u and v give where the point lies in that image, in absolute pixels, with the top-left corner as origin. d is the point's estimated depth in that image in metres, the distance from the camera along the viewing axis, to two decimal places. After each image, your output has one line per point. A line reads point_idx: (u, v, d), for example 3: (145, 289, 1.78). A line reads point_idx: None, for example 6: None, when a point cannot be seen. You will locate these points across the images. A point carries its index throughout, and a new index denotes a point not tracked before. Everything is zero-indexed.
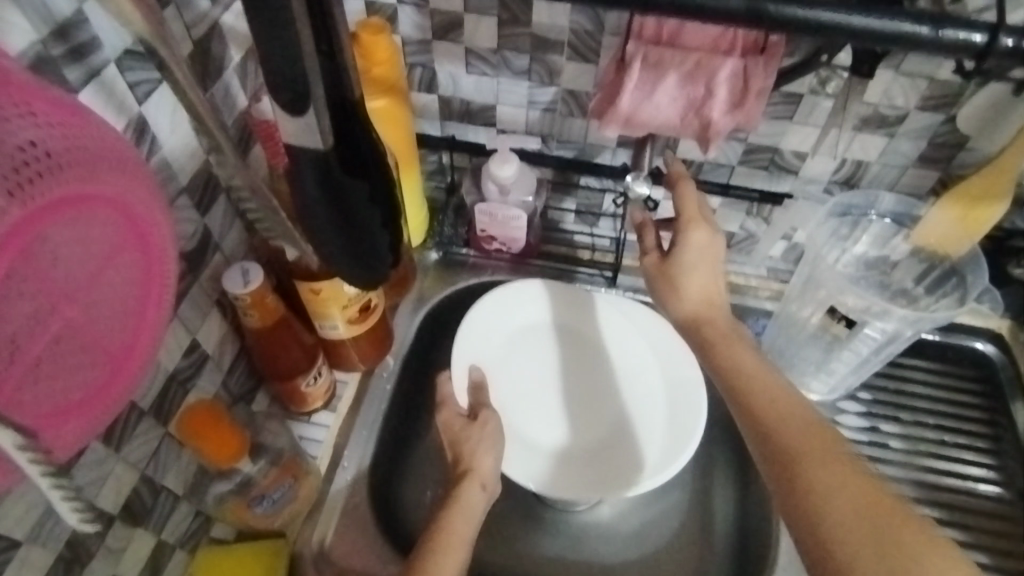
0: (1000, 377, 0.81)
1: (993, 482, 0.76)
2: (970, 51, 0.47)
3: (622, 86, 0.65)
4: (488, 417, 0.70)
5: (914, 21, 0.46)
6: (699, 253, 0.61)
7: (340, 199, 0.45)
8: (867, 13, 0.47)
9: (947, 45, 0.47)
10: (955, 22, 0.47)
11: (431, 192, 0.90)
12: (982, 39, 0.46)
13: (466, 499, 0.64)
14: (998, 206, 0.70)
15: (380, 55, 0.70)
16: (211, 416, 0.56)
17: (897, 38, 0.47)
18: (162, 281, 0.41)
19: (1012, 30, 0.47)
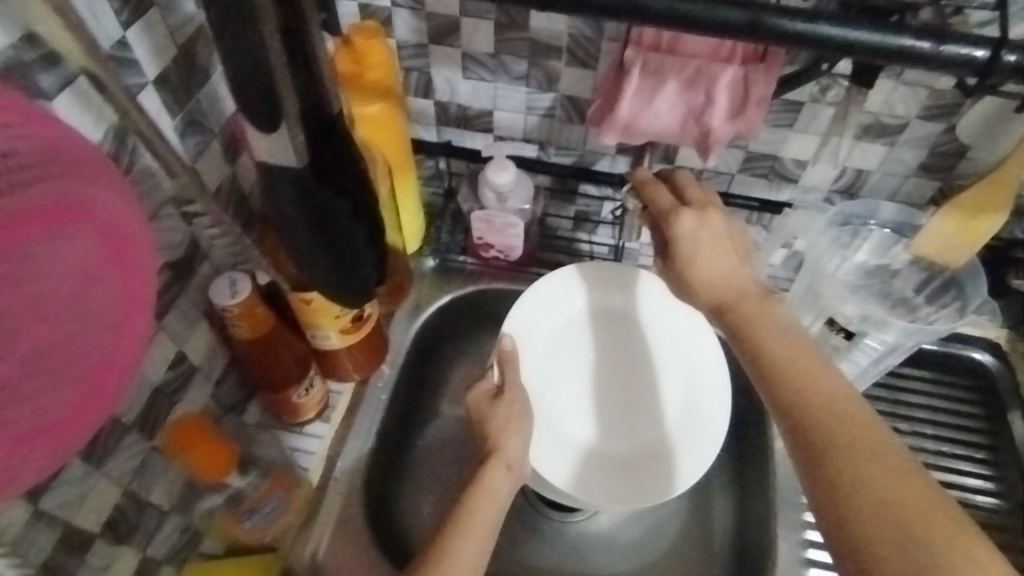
0: (998, 387, 0.81)
1: (992, 493, 0.75)
2: (972, 66, 0.47)
3: (621, 92, 0.64)
4: (516, 396, 0.71)
5: (916, 36, 0.46)
6: (714, 234, 0.57)
7: (326, 223, 0.49)
8: (865, 28, 0.46)
9: (946, 61, 0.47)
10: (955, 38, 0.46)
11: (429, 197, 0.88)
12: (985, 55, 0.46)
13: (491, 482, 0.65)
14: (995, 217, 0.69)
15: (374, 60, 0.68)
16: (197, 428, 0.57)
17: (897, 53, 0.46)
18: (146, 302, 0.38)
19: (1015, 46, 0.46)
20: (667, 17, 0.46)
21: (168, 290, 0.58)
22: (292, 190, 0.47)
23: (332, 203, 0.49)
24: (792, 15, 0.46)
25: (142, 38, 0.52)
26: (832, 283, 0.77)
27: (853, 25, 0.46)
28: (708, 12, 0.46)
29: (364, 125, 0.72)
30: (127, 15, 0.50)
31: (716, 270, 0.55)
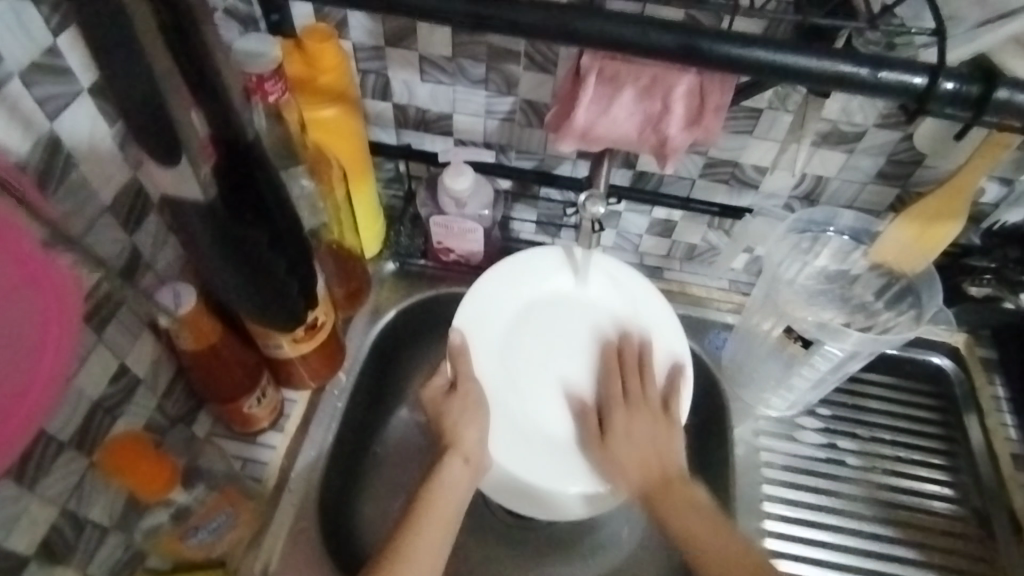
0: (955, 392, 0.81)
1: (948, 499, 0.76)
2: (911, 94, 0.47)
3: (577, 99, 0.63)
4: (470, 388, 0.71)
5: (852, 62, 0.46)
6: (643, 419, 0.69)
7: (251, 258, 0.56)
8: (801, 53, 0.47)
9: (884, 87, 0.47)
10: (893, 65, 0.46)
11: (388, 200, 0.87)
12: (922, 82, 0.46)
13: (444, 475, 0.66)
14: (953, 224, 0.69)
15: (326, 63, 0.67)
16: (135, 448, 0.56)
17: (838, 79, 0.47)
18: (63, 322, 0.39)
19: (950, 73, 0.46)
20: (603, 39, 0.47)
21: (106, 303, 0.57)
22: (201, 221, 0.53)
23: (248, 235, 0.55)
24: (727, 39, 0.46)
25: (73, 47, 0.51)
26: (786, 287, 0.77)
27: (794, 51, 0.47)
28: (645, 35, 0.46)
29: (318, 128, 0.70)
30: (57, 19, 0.49)
31: (630, 457, 0.68)
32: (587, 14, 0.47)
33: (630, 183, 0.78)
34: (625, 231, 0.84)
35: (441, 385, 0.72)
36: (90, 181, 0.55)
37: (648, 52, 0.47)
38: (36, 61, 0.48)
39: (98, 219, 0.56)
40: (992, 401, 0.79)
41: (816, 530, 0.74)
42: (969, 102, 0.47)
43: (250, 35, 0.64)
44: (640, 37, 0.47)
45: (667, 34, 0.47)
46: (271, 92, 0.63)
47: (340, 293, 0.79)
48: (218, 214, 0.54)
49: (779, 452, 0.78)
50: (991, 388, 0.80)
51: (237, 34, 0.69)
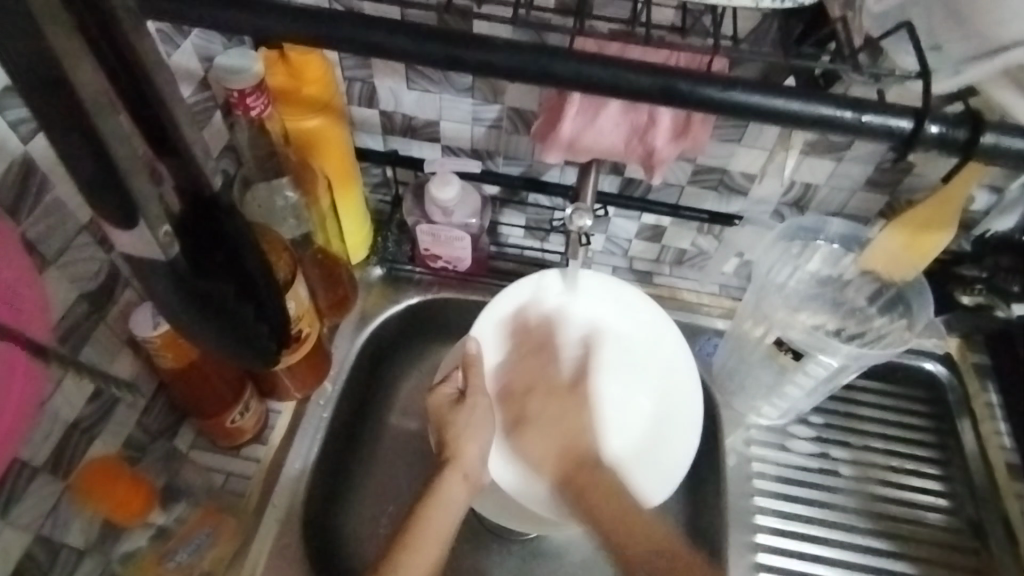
0: (949, 398, 0.80)
1: (942, 509, 0.75)
2: (898, 137, 0.47)
3: (562, 112, 0.63)
4: (478, 396, 0.68)
5: (833, 105, 0.46)
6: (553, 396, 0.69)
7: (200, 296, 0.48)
8: (783, 96, 0.46)
9: (872, 130, 0.47)
10: (878, 109, 0.46)
11: (375, 204, 0.86)
12: (909, 126, 0.46)
13: (444, 489, 0.64)
14: (943, 234, 0.68)
15: (311, 74, 0.67)
16: (109, 471, 0.61)
17: (818, 121, 0.47)
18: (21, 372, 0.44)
19: (938, 116, 0.46)
20: (578, 81, 0.47)
21: (84, 323, 0.59)
22: (173, 286, 0.47)
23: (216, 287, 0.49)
24: (706, 83, 0.46)
25: None
26: (776, 294, 0.76)
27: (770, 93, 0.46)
28: (621, 77, 0.46)
29: (302, 139, 0.70)
30: None
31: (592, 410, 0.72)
32: (554, 53, 0.47)
33: (618, 189, 0.77)
34: (615, 237, 0.82)
35: (448, 392, 0.69)
36: (66, 201, 0.55)
37: (626, 94, 0.46)
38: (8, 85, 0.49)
39: (76, 238, 0.56)
40: (986, 409, 0.78)
41: (808, 543, 0.73)
42: (958, 146, 0.47)
43: (232, 52, 0.65)
44: (615, 78, 0.46)
45: (644, 76, 0.46)
46: (253, 108, 0.63)
47: (325, 301, 0.78)
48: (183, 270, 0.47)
49: (771, 462, 0.77)
50: (985, 394, 0.78)
51: (219, 45, 0.67)
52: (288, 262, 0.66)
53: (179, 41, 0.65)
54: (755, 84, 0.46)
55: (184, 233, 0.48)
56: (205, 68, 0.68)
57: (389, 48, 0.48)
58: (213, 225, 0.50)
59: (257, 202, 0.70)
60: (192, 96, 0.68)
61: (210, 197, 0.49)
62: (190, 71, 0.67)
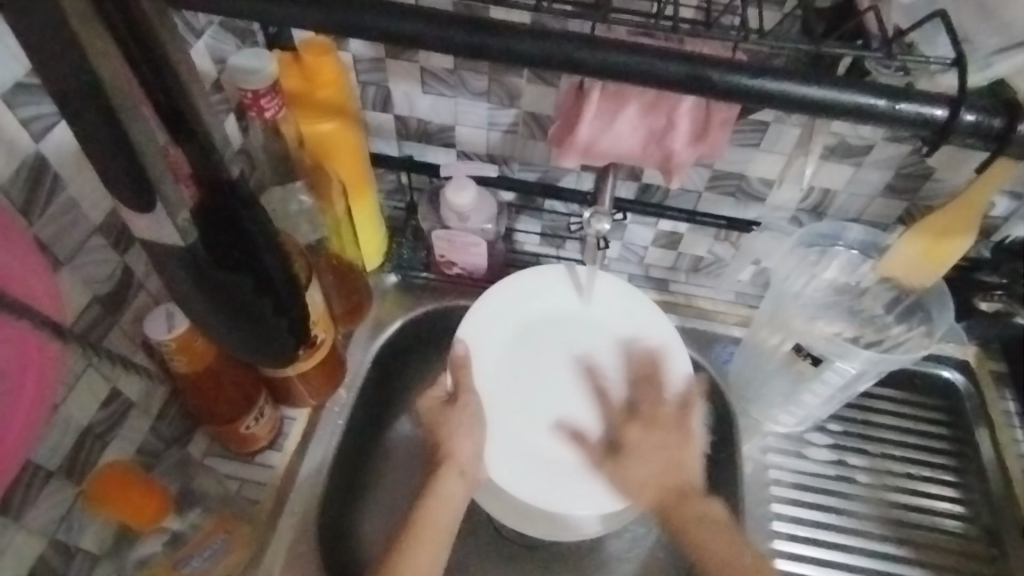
0: (966, 407, 0.79)
1: (959, 516, 0.75)
2: (933, 127, 0.46)
3: (580, 115, 0.62)
4: (468, 401, 0.67)
5: (869, 93, 0.45)
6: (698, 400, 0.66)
7: (224, 293, 0.48)
8: (822, 85, 0.45)
9: (906, 119, 0.45)
10: (915, 96, 0.45)
11: (390, 211, 0.86)
12: (944, 115, 0.45)
13: (442, 492, 0.61)
14: (962, 240, 0.67)
15: (325, 77, 0.66)
16: (124, 479, 0.58)
17: (851, 111, 0.45)
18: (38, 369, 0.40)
19: (974, 103, 0.45)
20: (607, 69, 0.46)
21: (98, 325, 0.58)
22: (187, 274, 0.46)
23: (234, 279, 0.49)
24: (740, 70, 0.45)
25: None
26: (793, 302, 0.75)
27: (808, 81, 0.45)
28: (650, 65, 0.45)
29: (316, 142, 0.69)
30: None
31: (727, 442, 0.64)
32: (591, 43, 0.45)
33: (635, 196, 0.76)
34: (631, 243, 0.82)
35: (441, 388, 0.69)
36: (80, 201, 0.54)
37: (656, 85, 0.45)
38: (21, 79, 0.47)
39: (88, 240, 0.56)
40: (1002, 416, 0.78)
41: (827, 550, 0.72)
42: (994, 135, 0.46)
43: (246, 51, 0.64)
44: (642, 65, 0.45)
45: (673, 63, 0.45)
46: (267, 108, 0.63)
47: (340, 308, 0.78)
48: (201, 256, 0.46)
49: (788, 469, 0.77)
50: (1002, 402, 0.78)
51: (234, 45, 0.68)
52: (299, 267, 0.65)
53: (194, 40, 0.64)
54: (789, 72, 0.45)
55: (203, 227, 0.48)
56: (218, 70, 0.67)
57: (413, 37, 0.46)
58: (233, 224, 0.50)
59: (269, 203, 0.69)
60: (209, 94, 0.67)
61: (228, 182, 0.49)
62: (204, 72, 0.66)
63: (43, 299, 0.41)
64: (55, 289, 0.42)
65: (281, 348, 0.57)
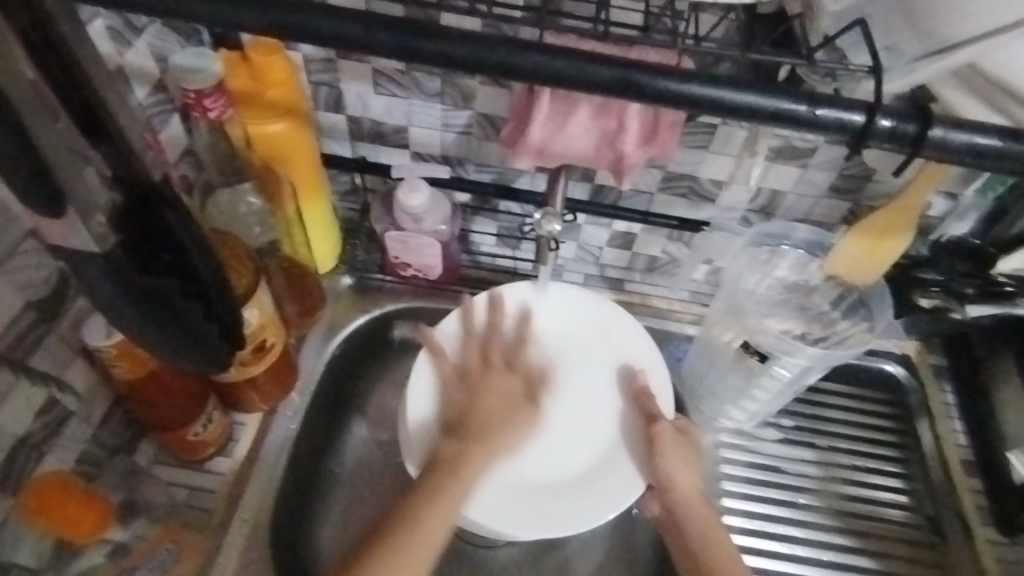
0: (909, 400, 0.82)
1: (902, 506, 0.77)
2: (850, 132, 0.45)
3: (532, 117, 0.62)
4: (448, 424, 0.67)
5: (790, 99, 0.45)
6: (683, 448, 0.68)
7: (148, 295, 0.48)
8: (747, 90, 0.45)
9: (827, 124, 0.45)
10: (833, 103, 0.45)
11: (344, 213, 0.84)
12: (861, 120, 0.45)
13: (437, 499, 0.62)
14: (901, 239, 0.70)
15: (275, 77, 0.64)
16: (60, 487, 0.56)
17: (776, 117, 0.45)
18: None
19: (889, 110, 0.45)
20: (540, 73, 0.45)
21: (33, 332, 0.56)
22: (107, 275, 0.45)
23: (158, 283, 0.48)
24: (666, 76, 0.44)
25: None
26: (746, 299, 0.76)
27: (731, 86, 0.45)
28: (573, 70, 0.44)
29: (266, 145, 0.68)
30: None
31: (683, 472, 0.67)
32: (522, 48, 0.44)
33: (590, 196, 0.77)
34: (586, 244, 0.83)
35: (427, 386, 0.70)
36: (9, 204, 0.52)
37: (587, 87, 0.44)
38: None
39: (20, 244, 0.54)
40: (942, 407, 0.81)
41: (777, 542, 0.74)
42: (908, 140, 0.45)
43: (191, 50, 0.62)
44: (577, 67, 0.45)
45: (601, 66, 0.44)
46: (211, 109, 0.61)
47: (293, 311, 0.77)
48: (118, 259, 0.46)
49: (740, 463, 0.79)
50: (942, 394, 0.81)
51: (177, 44, 0.65)
52: (249, 271, 0.64)
53: (132, 38, 0.62)
54: (716, 77, 0.45)
55: (131, 231, 0.47)
56: (160, 69, 0.65)
57: (348, 36, 0.45)
58: (159, 224, 0.48)
59: (217, 208, 0.68)
60: (145, 98, 0.65)
61: (151, 186, 0.47)
62: (144, 70, 0.64)
63: None
64: None
65: (214, 353, 0.55)
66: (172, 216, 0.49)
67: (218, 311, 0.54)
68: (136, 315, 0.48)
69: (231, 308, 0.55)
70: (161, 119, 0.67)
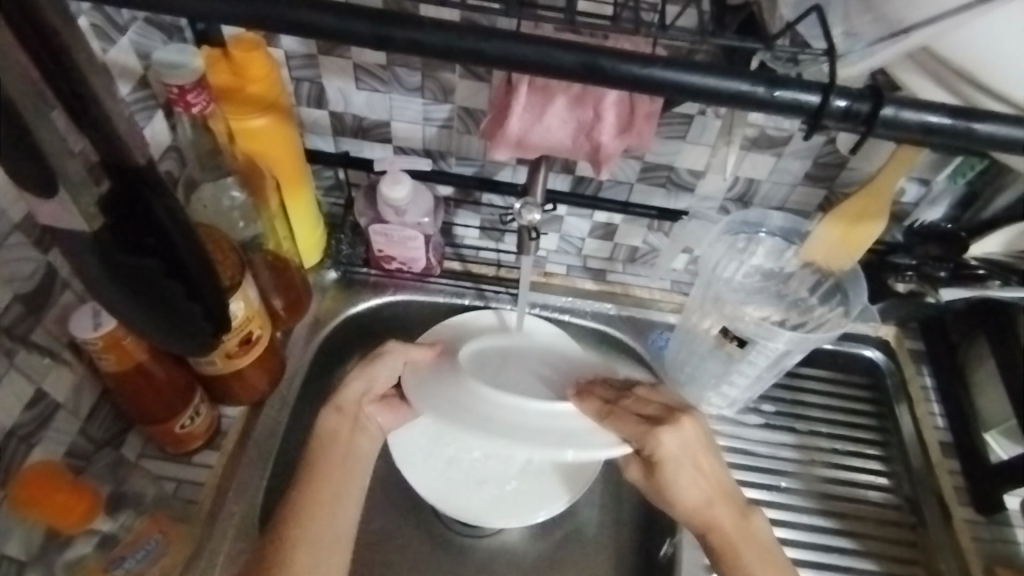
0: (887, 383, 0.84)
1: (882, 488, 0.79)
2: (806, 112, 0.46)
3: (510, 107, 0.62)
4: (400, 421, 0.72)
5: (747, 81, 0.45)
6: (686, 467, 0.63)
7: (132, 275, 0.48)
8: (705, 72, 0.45)
9: (780, 105, 0.45)
10: (788, 83, 0.45)
11: (329, 208, 0.86)
12: (817, 101, 0.45)
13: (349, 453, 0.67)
14: (876, 224, 0.71)
15: (255, 72, 0.65)
16: (51, 478, 0.55)
17: (735, 98, 0.45)
18: None
19: (843, 90, 0.46)
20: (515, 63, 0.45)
21: (20, 325, 0.56)
22: (96, 255, 0.46)
23: (141, 263, 0.48)
24: (631, 60, 0.44)
25: None
26: (724, 287, 0.77)
27: (681, 70, 0.45)
28: (545, 55, 0.44)
29: (248, 139, 0.69)
30: None
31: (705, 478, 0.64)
32: (492, 35, 0.44)
33: (570, 188, 0.78)
34: (568, 235, 0.84)
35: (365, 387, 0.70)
36: None
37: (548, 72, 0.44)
38: None
39: (8, 237, 0.54)
40: (921, 391, 0.82)
41: None
42: (861, 119, 0.46)
43: (173, 45, 0.63)
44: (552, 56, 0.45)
45: (566, 53, 0.44)
46: (194, 104, 0.61)
47: (279, 304, 0.78)
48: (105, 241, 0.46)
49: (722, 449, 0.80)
50: (920, 378, 0.83)
51: (160, 41, 0.66)
52: (233, 263, 0.65)
53: (116, 35, 0.62)
54: (675, 60, 0.45)
55: (111, 215, 0.46)
56: (144, 66, 0.66)
57: (319, 26, 0.44)
58: (142, 210, 0.47)
59: (201, 202, 0.68)
60: (129, 94, 0.65)
61: (137, 170, 0.46)
62: (128, 67, 0.64)
63: None
64: None
65: (199, 333, 0.55)
66: (156, 203, 0.48)
67: (203, 293, 0.53)
68: (128, 292, 0.49)
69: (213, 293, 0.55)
70: (145, 115, 0.68)
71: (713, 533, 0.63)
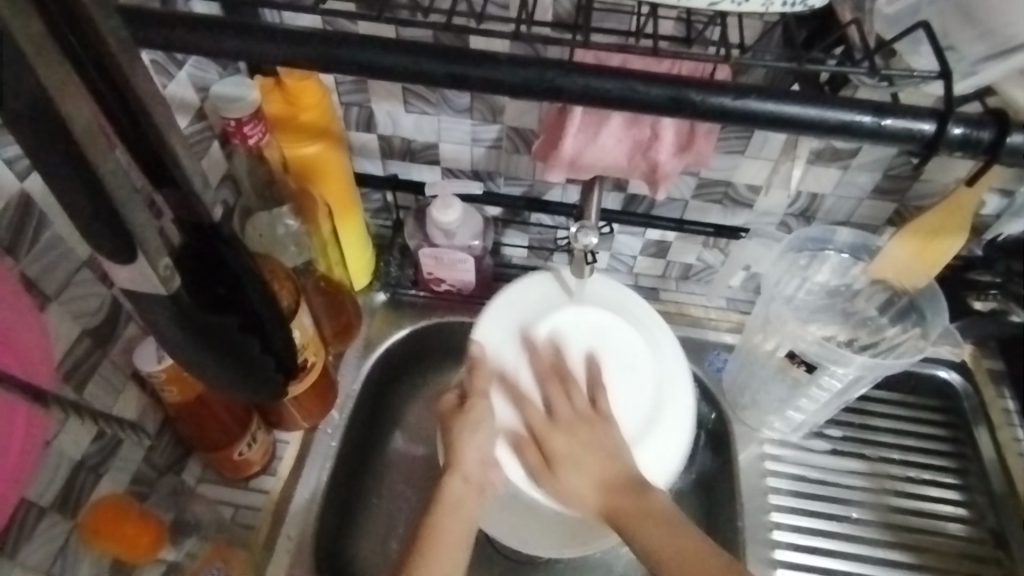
0: (963, 406, 0.78)
1: (962, 520, 0.74)
2: (919, 141, 0.43)
3: (564, 128, 0.60)
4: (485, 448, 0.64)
5: (855, 109, 0.42)
6: (579, 435, 0.64)
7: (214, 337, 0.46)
8: (802, 102, 0.43)
9: (892, 135, 0.43)
10: (899, 111, 0.43)
11: (377, 229, 0.86)
12: (931, 129, 0.42)
13: (443, 496, 0.61)
14: (954, 240, 0.66)
15: (308, 101, 0.65)
16: (118, 511, 0.58)
17: (838, 128, 0.43)
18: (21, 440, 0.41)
19: (961, 117, 0.43)
20: (584, 94, 0.44)
21: (88, 360, 0.58)
22: (175, 320, 0.43)
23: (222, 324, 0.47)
24: (719, 92, 0.43)
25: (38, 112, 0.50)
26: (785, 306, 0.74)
27: (772, 98, 0.43)
28: (629, 88, 0.43)
29: (301, 166, 0.69)
30: None
31: (595, 475, 0.62)
32: (570, 70, 0.43)
33: (622, 206, 0.76)
34: (618, 253, 0.82)
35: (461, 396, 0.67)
36: (66, 237, 0.54)
37: (638, 105, 0.43)
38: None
39: (76, 274, 0.55)
40: (1002, 415, 0.77)
41: (829, 558, 0.72)
42: (982, 148, 0.43)
43: (229, 79, 0.63)
44: (622, 82, 0.43)
45: (653, 86, 0.43)
46: (251, 135, 0.62)
47: (330, 329, 0.78)
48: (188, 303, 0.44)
49: (786, 477, 0.76)
50: (1001, 401, 0.77)
51: (215, 73, 0.67)
52: (289, 289, 0.65)
53: (175, 71, 0.63)
54: (771, 91, 0.43)
55: (188, 268, 0.46)
56: (201, 97, 0.67)
57: (387, 71, 0.44)
58: (215, 260, 0.48)
59: (257, 231, 0.68)
60: (187, 127, 0.66)
61: (213, 224, 0.47)
62: (187, 101, 0.65)
63: (23, 354, 0.41)
64: (39, 330, 0.44)
65: (273, 387, 0.54)
66: (227, 249, 0.48)
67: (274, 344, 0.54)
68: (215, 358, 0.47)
69: (282, 337, 0.55)
70: (203, 145, 0.69)
71: (620, 520, 0.59)
